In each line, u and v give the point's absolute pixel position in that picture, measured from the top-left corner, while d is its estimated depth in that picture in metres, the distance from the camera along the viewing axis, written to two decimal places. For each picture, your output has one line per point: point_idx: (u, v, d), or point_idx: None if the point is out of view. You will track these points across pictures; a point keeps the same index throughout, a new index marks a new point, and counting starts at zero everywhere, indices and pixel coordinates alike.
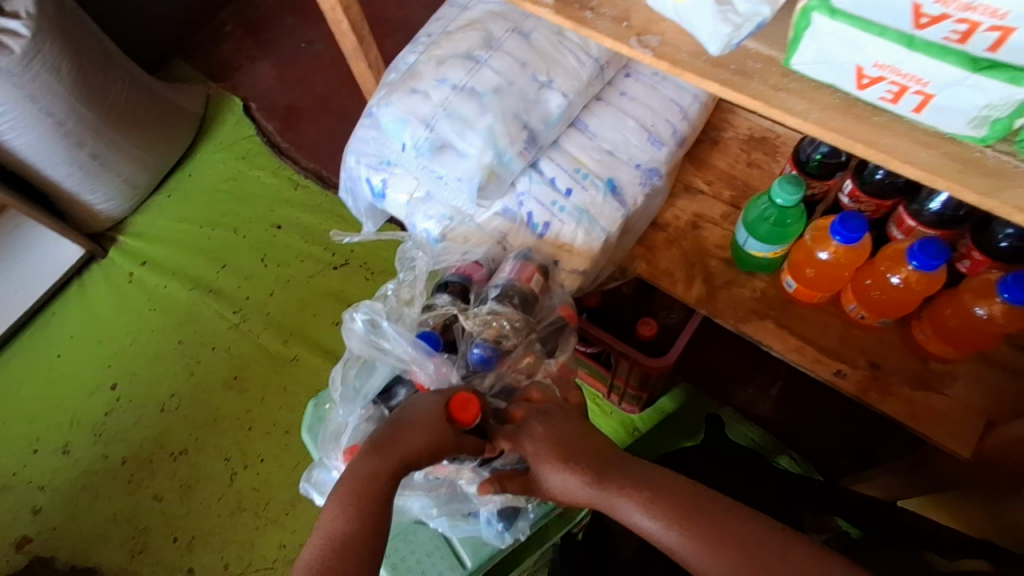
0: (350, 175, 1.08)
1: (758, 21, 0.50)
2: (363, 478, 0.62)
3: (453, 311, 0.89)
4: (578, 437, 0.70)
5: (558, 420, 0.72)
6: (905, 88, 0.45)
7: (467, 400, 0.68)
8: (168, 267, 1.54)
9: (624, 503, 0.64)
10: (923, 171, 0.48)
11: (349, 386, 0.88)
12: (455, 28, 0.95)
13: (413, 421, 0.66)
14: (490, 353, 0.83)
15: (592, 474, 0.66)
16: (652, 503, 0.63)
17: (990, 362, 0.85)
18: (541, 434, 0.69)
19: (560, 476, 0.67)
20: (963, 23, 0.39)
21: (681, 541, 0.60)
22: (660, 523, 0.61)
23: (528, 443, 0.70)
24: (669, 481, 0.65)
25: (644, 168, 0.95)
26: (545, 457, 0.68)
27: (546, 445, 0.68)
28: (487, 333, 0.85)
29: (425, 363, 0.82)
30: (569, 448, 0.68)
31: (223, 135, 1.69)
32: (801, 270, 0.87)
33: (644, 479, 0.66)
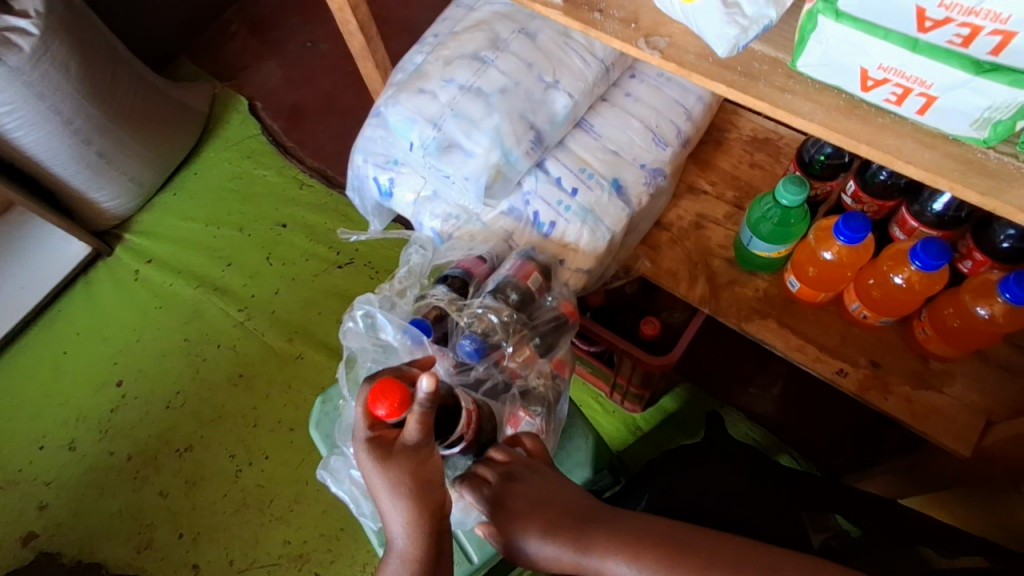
0: (357, 174, 1.08)
1: (764, 24, 0.51)
2: (407, 557, 0.61)
3: (446, 304, 0.88)
4: (557, 502, 0.68)
5: (530, 483, 0.69)
6: (909, 90, 0.46)
7: (379, 389, 0.61)
8: (174, 265, 1.55)
9: (608, 561, 0.63)
10: (925, 170, 0.49)
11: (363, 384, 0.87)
12: (462, 28, 0.96)
13: (401, 473, 0.61)
14: (479, 345, 0.83)
15: (570, 540, 0.65)
16: (636, 557, 0.62)
17: (990, 361, 0.86)
18: (515, 512, 0.67)
19: (549, 552, 0.66)
20: (966, 26, 0.40)
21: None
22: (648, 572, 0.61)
23: (514, 509, 0.67)
24: (649, 526, 0.64)
25: (648, 168, 0.96)
26: (524, 535, 0.66)
27: (525, 525, 0.66)
28: (477, 326, 0.85)
29: (418, 352, 0.83)
30: (551, 516, 0.67)
31: (229, 134, 1.70)
32: (804, 269, 0.88)
33: (622, 529, 0.65)
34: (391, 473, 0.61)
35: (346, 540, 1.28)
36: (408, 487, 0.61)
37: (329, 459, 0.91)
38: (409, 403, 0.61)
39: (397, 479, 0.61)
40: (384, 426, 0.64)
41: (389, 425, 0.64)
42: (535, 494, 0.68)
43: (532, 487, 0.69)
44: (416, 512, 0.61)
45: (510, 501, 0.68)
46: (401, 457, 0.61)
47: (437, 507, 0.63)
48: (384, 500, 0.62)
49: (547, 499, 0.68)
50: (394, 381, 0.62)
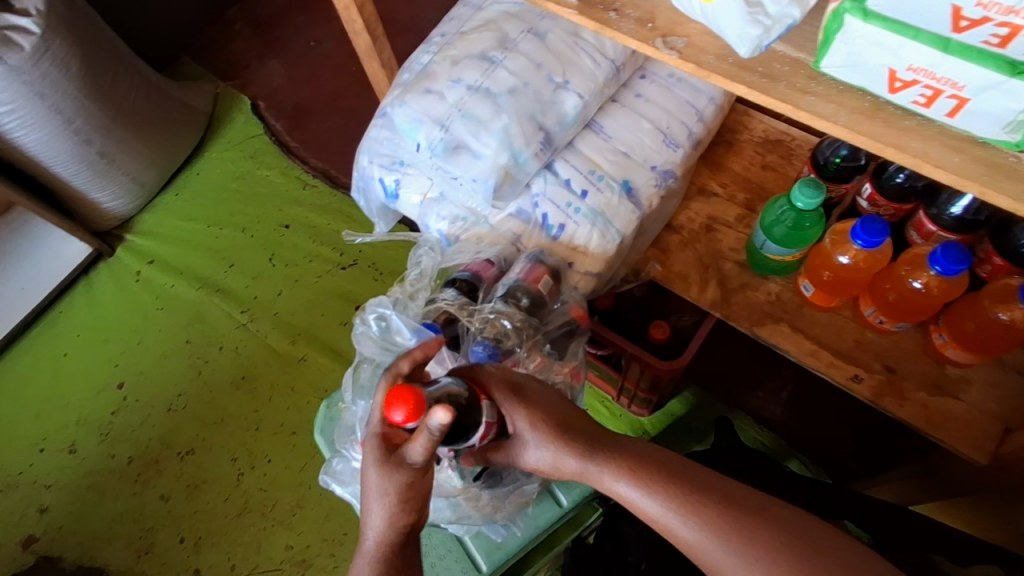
0: (362, 175, 1.07)
1: (787, 23, 0.49)
2: (374, 559, 0.61)
3: (455, 307, 0.86)
4: (570, 419, 0.67)
5: (549, 398, 0.69)
6: (939, 92, 0.45)
7: (393, 396, 0.57)
8: (175, 266, 1.54)
9: (609, 477, 0.63)
10: (953, 174, 0.47)
11: (365, 390, 0.85)
12: (470, 28, 0.95)
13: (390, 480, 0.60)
14: (491, 350, 0.82)
15: (583, 449, 0.64)
16: (639, 477, 0.61)
17: (1007, 366, 0.84)
18: (527, 412, 0.66)
19: (549, 459, 0.65)
20: (1004, 26, 0.39)
21: (668, 514, 0.58)
22: (650, 496, 0.60)
23: (531, 409, 0.67)
24: (672, 458, 0.63)
25: (659, 169, 0.95)
26: (529, 433, 0.66)
27: (533, 422, 0.66)
28: (488, 331, 0.84)
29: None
30: (559, 423, 0.66)
31: (231, 134, 1.69)
32: (819, 273, 0.86)
33: (636, 452, 0.64)
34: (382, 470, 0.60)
35: (349, 546, 1.27)
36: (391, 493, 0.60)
37: (333, 462, 0.90)
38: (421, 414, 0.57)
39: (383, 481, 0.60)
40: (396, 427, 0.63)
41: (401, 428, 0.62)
42: (551, 401, 0.69)
43: (544, 398, 0.68)
44: (393, 519, 0.61)
45: (529, 401, 0.67)
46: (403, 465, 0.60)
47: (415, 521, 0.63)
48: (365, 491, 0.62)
49: (558, 415, 0.67)
50: (411, 388, 0.58)
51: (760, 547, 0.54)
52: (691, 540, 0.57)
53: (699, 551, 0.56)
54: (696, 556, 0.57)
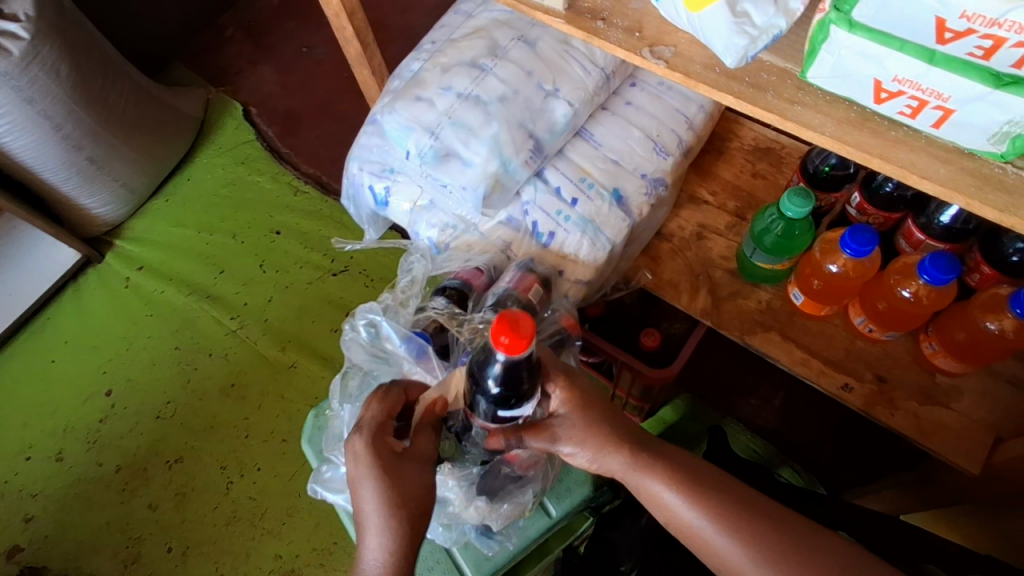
0: (352, 182, 1.06)
1: (773, 34, 0.49)
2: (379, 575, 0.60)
3: (444, 316, 0.85)
4: (610, 418, 0.69)
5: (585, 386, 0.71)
6: (925, 103, 0.45)
7: (516, 317, 0.57)
8: (166, 272, 1.52)
9: (651, 481, 0.66)
10: (941, 186, 0.47)
11: (352, 394, 0.83)
12: (460, 36, 0.95)
13: (405, 500, 0.63)
14: None
15: (626, 453, 0.67)
16: (683, 491, 0.64)
17: (997, 375, 0.84)
18: (572, 401, 0.69)
19: (589, 453, 0.68)
20: (988, 38, 0.39)
21: (707, 526, 0.62)
22: (692, 506, 0.63)
23: (577, 404, 0.69)
24: (709, 471, 0.67)
25: (650, 178, 0.95)
26: (572, 427, 0.68)
27: (578, 417, 0.68)
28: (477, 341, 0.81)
29: (423, 366, 0.79)
30: (602, 421, 0.69)
31: (223, 140, 1.68)
32: (808, 282, 0.86)
33: (676, 464, 0.67)
34: (402, 512, 0.62)
35: (339, 555, 1.26)
36: (409, 538, 0.62)
37: (322, 470, 0.83)
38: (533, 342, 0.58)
39: (401, 516, 0.62)
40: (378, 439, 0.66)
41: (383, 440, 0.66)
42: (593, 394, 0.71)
43: (588, 383, 0.72)
44: (388, 535, 0.61)
45: (575, 393, 0.70)
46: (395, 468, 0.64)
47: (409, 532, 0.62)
48: (376, 527, 0.62)
49: (598, 403, 0.70)
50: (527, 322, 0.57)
51: (785, 558, 0.59)
52: (723, 550, 0.62)
53: (729, 561, 0.61)
54: (723, 565, 0.62)
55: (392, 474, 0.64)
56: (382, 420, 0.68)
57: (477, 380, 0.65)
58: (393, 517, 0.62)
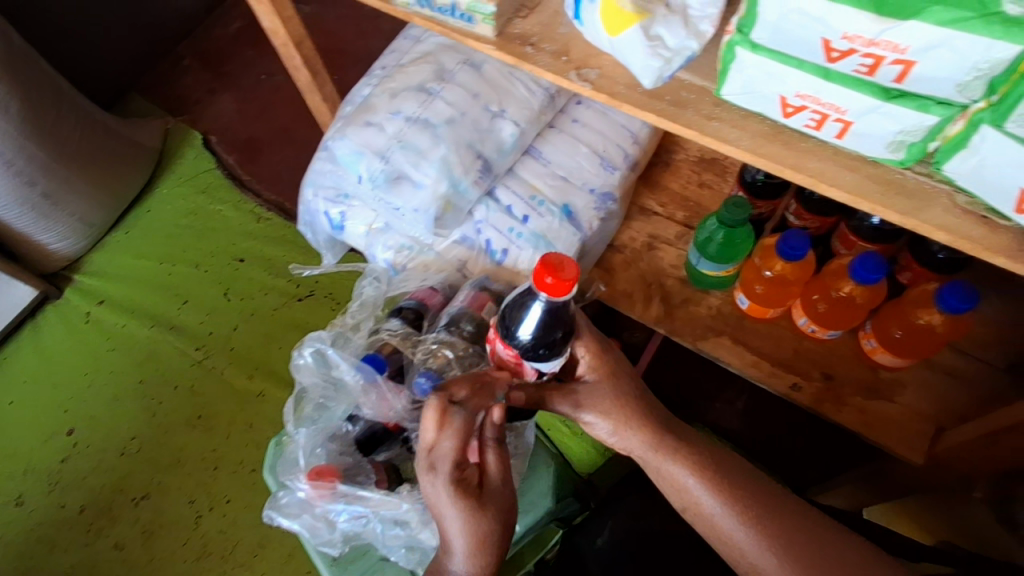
0: (308, 209, 1.07)
1: (687, 54, 0.52)
2: None
3: (399, 339, 0.87)
4: (640, 400, 0.71)
5: (612, 357, 0.73)
6: (826, 116, 0.48)
7: (561, 259, 0.57)
8: (127, 305, 1.50)
9: (677, 467, 0.68)
10: (848, 193, 0.50)
11: (308, 418, 0.82)
12: (408, 61, 0.97)
13: (492, 523, 0.63)
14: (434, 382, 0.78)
15: (653, 438, 0.70)
16: (707, 481, 0.67)
17: (937, 368, 0.87)
18: (600, 376, 0.72)
19: (609, 425, 0.70)
20: (869, 57, 0.41)
21: (727, 517, 0.65)
22: (715, 495, 0.66)
23: (604, 386, 0.71)
24: (733, 465, 0.69)
25: (598, 193, 0.97)
26: (599, 403, 0.71)
27: (606, 394, 0.71)
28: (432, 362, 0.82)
29: (373, 393, 0.79)
30: (629, 402, 0.71)
31: (182, 169, 1.67)
32: (752, 287, 0.88)
33: (702, 453, 0.69)
34: (491, 534, 0.63)
35: None
36: (495, 553, 0.64)
37: (277, 495, 0.81)
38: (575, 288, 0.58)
39: (491, 539, 0.63)
40: (464, 468, 0.63)
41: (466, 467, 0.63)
42: (623, 369, 0.73)
43: (618, 355, 0.74)
44: (476, 554, 0.63)
45: (605, 372, 0.72)
46: (483, 496, 0.64)
47: (496, 549, 0.64)
48: (467, 552, 0.63)
49: (627, 382, 0.72)
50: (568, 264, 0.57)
51: (799, 557, 0.62)
52: (741, 542, 0.64)
53: (741, 552, 0.64)
54: (735, 556, 0.64)
55: (482, 502, 0.63)
56: (459, 453, 0.62)
57: (507, 324, 0.67)
58: (484, 546, 0.63)
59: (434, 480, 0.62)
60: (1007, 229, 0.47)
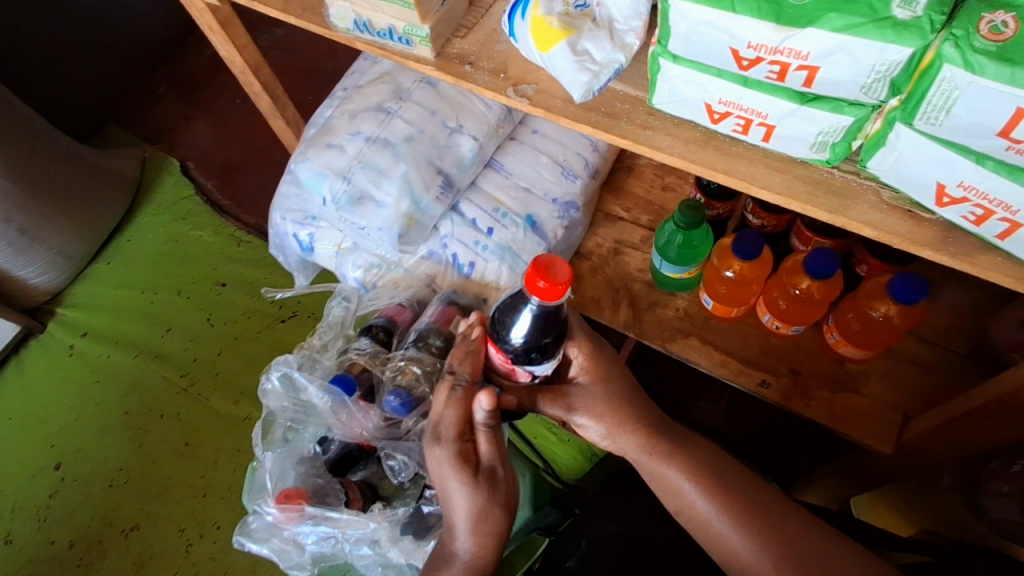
0: (277, 232, 1.08)
1: (614, 67, 0.54)
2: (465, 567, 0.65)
3: (365, 360, 0.86)
4: (632, 402, 0.71)
5: (605, 359, 0.72)
6: (750, 121, 0.49)
7: (552, 263, 0.56)
8: (109, 336, 1.50)
9: (670, 470, 0.68)
10: (779, 194, 0.50)
11: (277, 442, 0.82)
12: (366, 82, 0.98)
13: (491, 504, 0.64)
14: (404, 400, 0.79)
15: (645, 441, 0.70)
16: (701, 484, 0.68)
17: (901, 358, 0.88)
18: (593, 379, 0.71)
19: (603, 428, 0.70)
20: (775, 64, 0.42)
21: (720, 519, 0.66)
22: (708, 498, 0.67)
23: (597, 388, 0.70)
24: (725, 466, 0.70)
25: (560, 202, 0.98)
26: (592, 406, 0.70)
27: (599, 398, 0.70)
28: (402, 380, 0.81)
29: (342, 412, 0.80)
30: (622, 405, 0.70)
31: (160, 197, 1.67)
32: (715, 288, 0.90)
33: (695, 456, 0.70)
34: (489, 517, 0.64)
35: None
36: (495, 537, 0.65)
37: (248, 521, 0.81)
38: (570, 292, 0.56)
39: (489, 521, 0.64)
40: (466, 441, 0.65)
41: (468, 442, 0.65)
42: (616, 369, 0.72)
43: (610, 356, 0.73)
44: (474, 534, 0.64)
45: (599, 375, 0.71)
46: (485, 475, 0.64)
47: (496, 532, 0.65)
48: (465, 532, 0.65)
49: (621, 384, 0.72)
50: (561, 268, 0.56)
51: (794, 556, 0.63)
52: (737, 546, 0.65)
53: (738, 556, 0.64)
54: (731, 560, 0.65)
55: (484, 481, 0.64)
56: (461, 424, 0.64)
57: (498, 329, 0.64)
58: (479, 521, 0.64)
59: (436, 450, 0.65)
60: (931, 222, 0.48)
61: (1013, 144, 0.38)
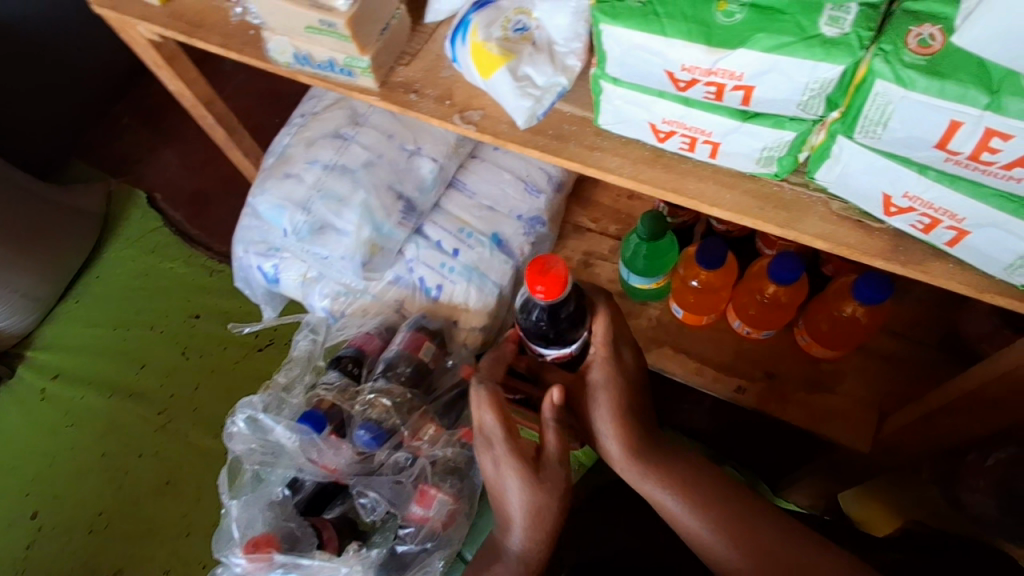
0: (241, 266, 1.05)
1: (557, 90, 0.54)
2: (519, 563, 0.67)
3: (332, 396, 0.84)
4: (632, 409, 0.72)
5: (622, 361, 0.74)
6: (695, 139, 0.49)
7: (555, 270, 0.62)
8: (83, 376, 1.46)
9: (657, 484, 0.69)
10: (730, 211, 0.51)
11: (245, 488, 0.82)
12: (322, 108, 0.97)
13: (550, 498, 0.66)
14: (375, 432, 0.79)
15: (635, 451, 0.70)
16: (686, 499, 0.67)
17: (875, 355, 0.88)
18: (610, 379, 0.72)
19: (608, 431, 0.71)
20: (711, 85, 0.43)
21: (707, 534, 0.65)
22: (694, 512, 0.66)
23: (610, 386, 0.72)
24: (711, 478, 0.70)
25: (526, 218, 0.97)
26: (606, 407, 0.71)
27: (613, 401, 0.71)
28: (372, 413, 0.81)
29: (308, 451, 0.80)
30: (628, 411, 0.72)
31: (128, 230, 1.62)
32: (684, 296, 0.89)
33: (684, 469, 0.70)
34: (546, 512, 0.66)
35: None
36: (549, 532, 0.66)
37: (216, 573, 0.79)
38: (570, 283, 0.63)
39: (543, 515, 0.66)
40: (515, 440, 0.66)
41: (521, 440, 0.66)
42: (625, 373, 0.73)
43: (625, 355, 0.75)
44: (529, 531, 0.66)
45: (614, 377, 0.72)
46: (545, 470, 0.66)
47: (551, 528, 0.66)
48: (519, 531, 0.66)
49: (631, 388, 0.74)
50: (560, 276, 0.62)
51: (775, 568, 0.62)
52: (723, 560, 0.64)
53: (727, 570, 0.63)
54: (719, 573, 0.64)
55: (544, 476, 0.66)
56: (504, 425, 0.66)
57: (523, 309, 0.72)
58: (539, 518, 0.65)
59: (492, 451, 0.67)
60: (881, 232, 0.50)
61: (951, 155, 0.40)
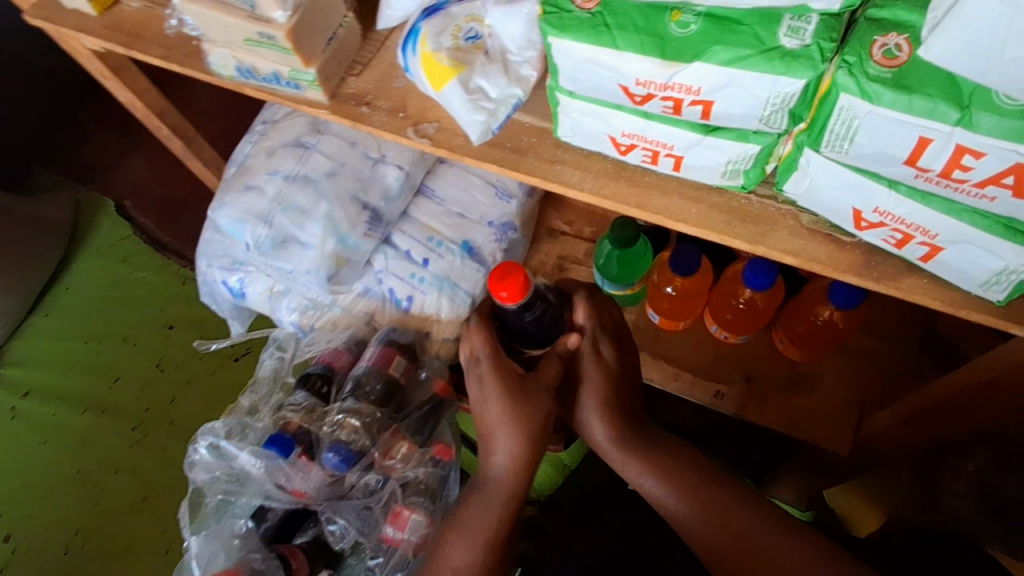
0: (205, 281, 1.01)
1: (513, 102, 0.53)
2: (501, 489, 0.65)
3: (299, 418, 0.81)
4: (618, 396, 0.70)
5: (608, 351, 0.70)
6: (658, 152, 0.50)
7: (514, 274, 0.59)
8: (52, 391, 1.31)
9: (642, 474, 0.67)
10: (697, 226, 0.51)
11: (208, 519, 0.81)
12: (281, 116, 0.94)
13: (533, 412, 0.64)
14: (344, 455, 0.77)
15: (619, 439, 0.68)
16: (672, 488, 0.66)
17: (854, 354, 0.87)
18: (593, 369, 0.68)
19: (590, 421, 0.69)
20: (669, 100, 0.44)
21: (693, 524, 0.63)
22: (680, 501, 0.65)
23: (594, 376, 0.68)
24: (699, 467, 0.67)
25: (497, 224, 0.94)
26: (588, 396, 0.68)
27: (596, 390, 0.68)
28: (342, 433, 0.79)
29: (272, 477, 0.78)
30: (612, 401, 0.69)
31: (98, 238, 1.47)
32: (659, 302, 0.87)
33: (672, 458, 0.68)
34: (527, 426, 0.64)
35: None
36: (530, 450, 0.65)
37: None
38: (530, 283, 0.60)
39: (526, 434, 0.64)
40: (499, 356, 0.66)
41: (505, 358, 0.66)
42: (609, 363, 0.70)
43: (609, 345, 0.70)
44: (510, 448, 0.64)
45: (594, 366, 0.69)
46: (529, 386, 0.65)
47: (534, 445, 0.65)
48: (502, 446, 0.65)
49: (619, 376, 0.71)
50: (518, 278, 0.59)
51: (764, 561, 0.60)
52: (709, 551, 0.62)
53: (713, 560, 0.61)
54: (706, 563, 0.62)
55: (528, 394, 0.64)
56: (490, 347, 0.66)
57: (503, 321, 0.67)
58: (521, 426, 0.64)
59: (477, 369, 0.66)
60: (850, 247, 0.50)
61: (922, 171, 0.42)
